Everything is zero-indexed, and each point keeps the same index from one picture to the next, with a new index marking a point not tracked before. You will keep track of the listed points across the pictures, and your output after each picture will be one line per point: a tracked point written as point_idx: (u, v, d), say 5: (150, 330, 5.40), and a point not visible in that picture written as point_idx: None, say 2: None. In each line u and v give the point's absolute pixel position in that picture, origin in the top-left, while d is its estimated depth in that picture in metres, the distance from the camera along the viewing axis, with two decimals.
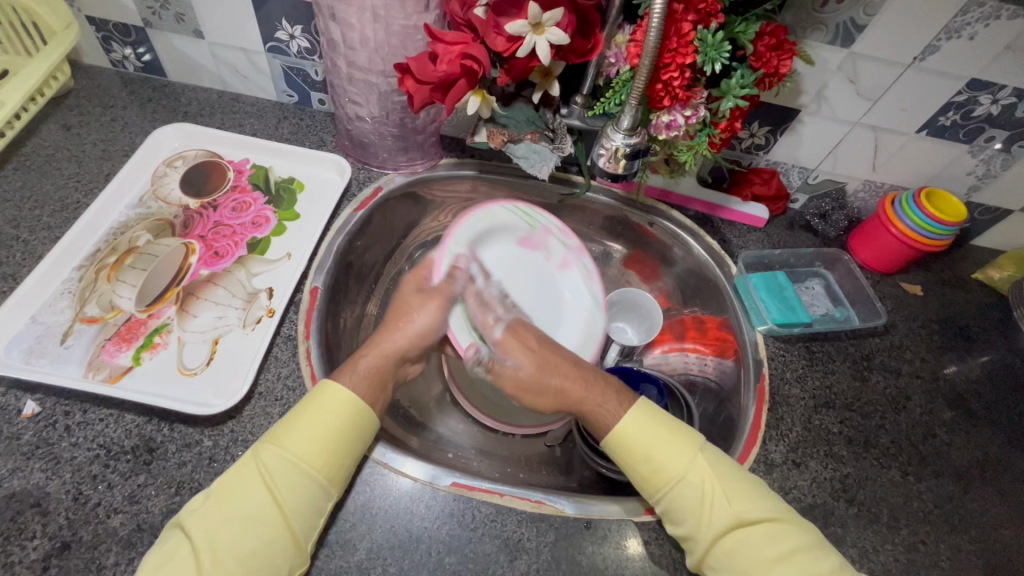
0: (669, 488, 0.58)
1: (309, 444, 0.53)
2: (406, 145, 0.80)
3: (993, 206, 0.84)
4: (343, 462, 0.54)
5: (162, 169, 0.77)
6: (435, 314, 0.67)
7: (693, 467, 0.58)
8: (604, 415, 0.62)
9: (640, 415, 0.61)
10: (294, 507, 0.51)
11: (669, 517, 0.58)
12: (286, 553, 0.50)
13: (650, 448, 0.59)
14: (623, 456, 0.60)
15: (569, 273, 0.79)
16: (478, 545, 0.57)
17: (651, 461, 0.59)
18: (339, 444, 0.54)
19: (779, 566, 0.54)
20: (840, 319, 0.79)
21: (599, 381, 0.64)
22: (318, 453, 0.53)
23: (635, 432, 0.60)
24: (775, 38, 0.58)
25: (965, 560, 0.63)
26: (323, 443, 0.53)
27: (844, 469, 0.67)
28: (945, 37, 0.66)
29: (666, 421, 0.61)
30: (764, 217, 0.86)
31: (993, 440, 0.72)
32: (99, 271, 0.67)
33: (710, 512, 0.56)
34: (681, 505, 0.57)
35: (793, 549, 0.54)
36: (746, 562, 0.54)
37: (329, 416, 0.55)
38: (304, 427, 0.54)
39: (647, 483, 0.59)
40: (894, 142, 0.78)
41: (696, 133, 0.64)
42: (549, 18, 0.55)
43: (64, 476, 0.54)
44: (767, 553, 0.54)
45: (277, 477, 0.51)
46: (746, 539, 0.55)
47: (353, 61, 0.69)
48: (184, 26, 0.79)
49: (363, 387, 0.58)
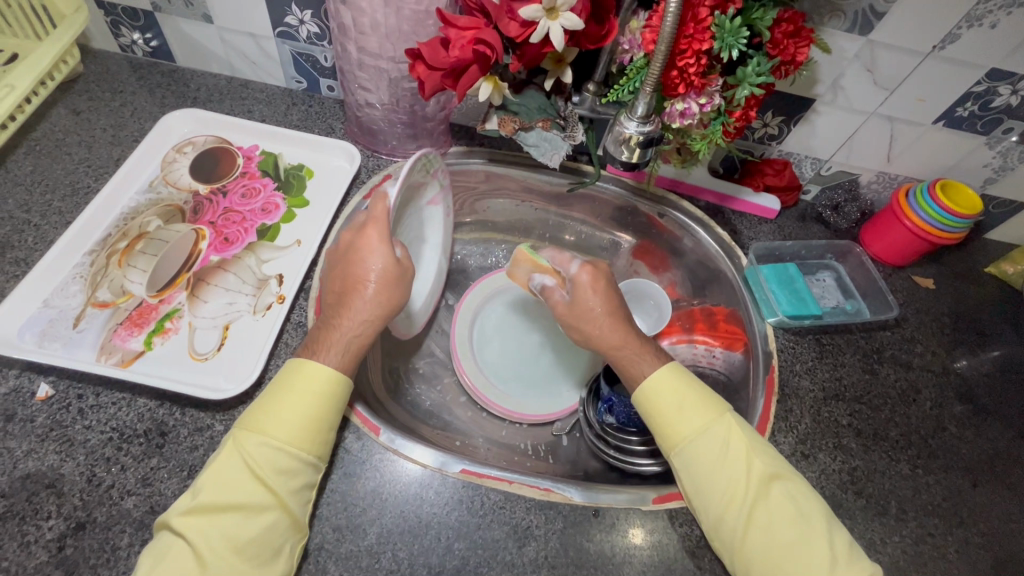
0: (694, 443, 0.59)
1: (293, 415, 0.54)
2: (416, 133, 0.80)
3: (1008, 199, 0.84)
4: (325, 434, 0.55)
5: (171, 154, 0.77)
6: (392, 258, 0.61)
7: (719, 424, 0.60)
8: (638, 364, 0.64)
9: (671, 375, 0.63)
10: (288, 485, 0.52)
11: (689, 475, 0.59)
12: (287, 531, 0.51)
13: (679, 401, 0.61)
14: (649, 409, 0.62)
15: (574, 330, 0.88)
16: (486, 532, 0.57)
17: (675, 418, 0.61)
18: (317, 404, 0.55)
19: (794, 526, 0.55)
20: (851, 312, 0.79)
21: (641, 339, 0.66)
22: (306, 421, 0.54)
23: (663, 387, 0.62)
24: (793, 25, 0.58)
25: (972, 554, 0.63)
26: (303, 423, 0.54)
27: (854, 461, 0.67)
28: (966, 25, 0.64)
29: (694, 385, 0.63)
30: (776, 208, 0.85)
31: (1003, 434, 0.71)
32: (110, 256, 0.67)
33: (732, 467, 0.58)
34: (702, 464, 0.58)
35: (809, 510, 0.56)
36: (765, 520, 0.56)
37: (307, 384, 0.55)
38: (287, 394, 0.55)
39: (665, 440, 0.61)
40: (910, 132, 0.77)
41: (711, 121, 0.63)
42: (564, 2, 0.54)
43: (77, 458, 0.55)
44: (784, 511, 0.56)
45: (265, 462, 0.51)
46: (766, 497, 0.57)
47: (365, 47, 0.68)
48: (193, 11, 0.79)
49: (340, 363, 0.58)
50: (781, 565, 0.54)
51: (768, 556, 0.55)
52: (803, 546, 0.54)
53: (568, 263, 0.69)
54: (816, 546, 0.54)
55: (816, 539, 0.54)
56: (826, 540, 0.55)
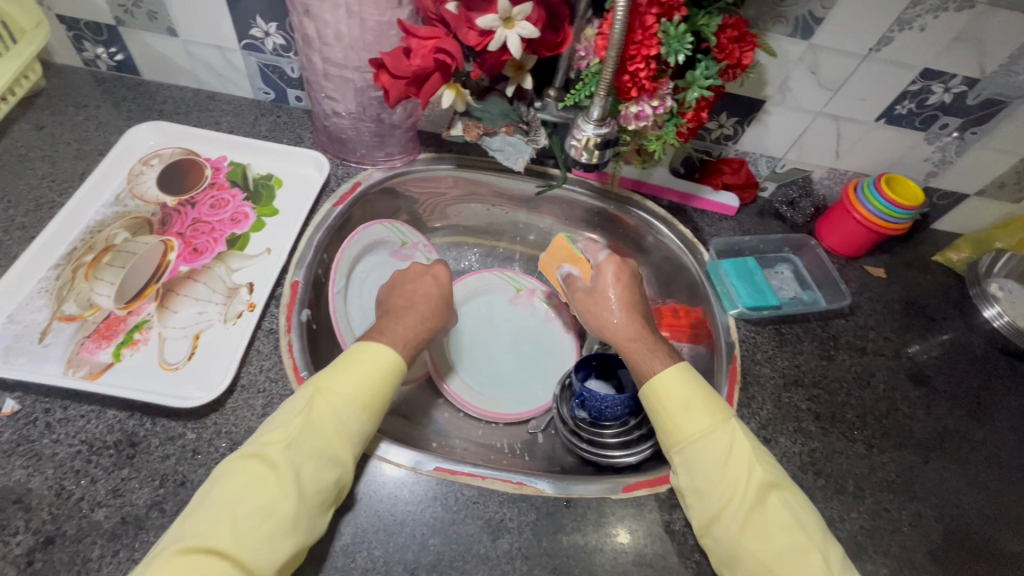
0: (698, 442, 0.60)
1: (350, 392, 0.57)
2: (384, 141, 0.82)
3: (950, 191, 0.89)
4: (356, 445, 0.56)
5: (138, 167, 0.77)
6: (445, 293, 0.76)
7: (725, 428, 0.61)
8: (652, 363, 0.68)
9: (685, 376, 0.65)
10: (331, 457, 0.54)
11: (688, 472, 0.60)
12: (307, 537, 0.51)
13: (688, 401, 0.63)
14: (657, 404, 0.64)
15: (550, 327, 0.92)
16: (460, 527, 0.58)
17: (681, 416, 0.62)
18: (373, 389, 0.59)
19: (789, 534, 0.55)
20: (808, 302, 0.83)
21: (652, 336, 0.73)
22: (362, 403, 0.57)
23: (674, 384, 0.64)
24: (737, 30, 0.61)
25: (926, 526, 0.66)
26: (342, 433, 0.55)
27: (813, 443, 0.70)
28: (898, 28, 0.69)
29: (704, 390, 0.64)
30: (734, 205, 0.88)
31: (951, 412, 0.76)
32: (76, 269, 0.67)
33: (733, 471, 0.58)
34: (703, 463, 0.59)
35: (805, 520, 0.57)
36: (761, 524, 0.56)
37: (367, 366, 0.60)
38: (348, 369, 0.59)
39: (670, 438, 0.62)
40: (855, 130, 0.81)
41: (664, 123, 0.66)
42: (519, 12, 0.57)
43: (46, 472, 0.54)
44: (780, 518, 0.56)
45: (305, 466, 0.52)
46: (767, 502, 0.57)
47: (329, 57, 0.70)
48: (157, 24, 0.79)
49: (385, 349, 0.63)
50: (771, 568, 0.54)
51: (759, 558, 0.55)
52: (796, 556, 0.54)
53: (596, 253, 0.81)
54: (810, 557, 0.54)
55: (811, 551, 0.54)
56: (820, 552, 0.55)
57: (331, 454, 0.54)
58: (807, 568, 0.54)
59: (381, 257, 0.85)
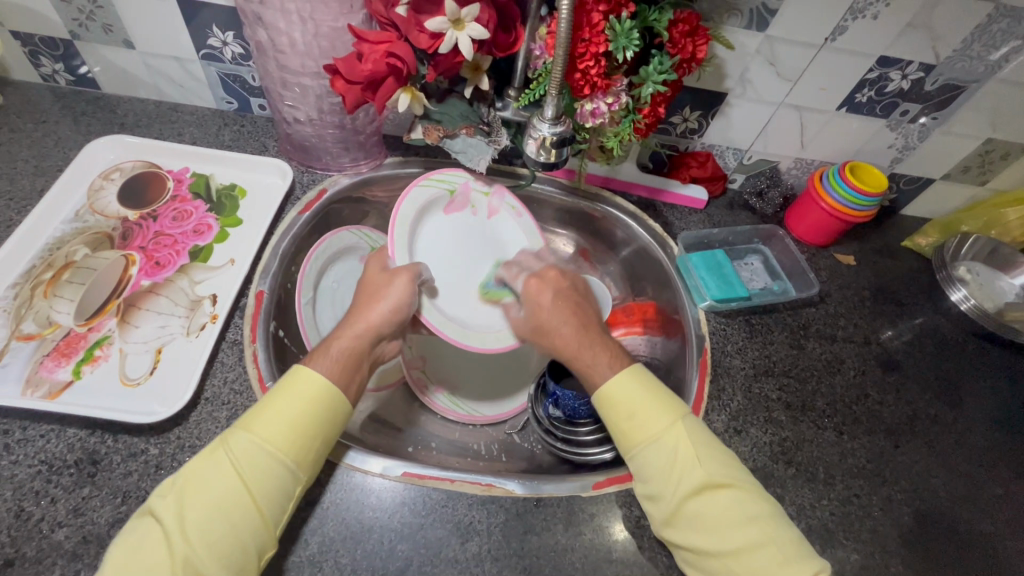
0: (648, 447, 0.59)
1: (248, 450, 0.52)
2: (348, 146, 0.81)
3: (916, 176, 0.90)
4: (226, 514, 0.49)
5: (98, 182, 0.76)
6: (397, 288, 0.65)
7: (669, 434, 0.59)
8: (597, 370, 0.65)
9: (631, 381, 0.62)
10: (213, 541, 0.48)
11: (643, 475, 0.59)
12: None
13: (633, 407, 0.61)
14: (610, 410, 0.62)
15: (498, 218, 0.84)
16: (429, 531, 0.58)
17: (633, 419, 0.61)
18: (257, 434, 0.52)
19: (744, 532, 0.54)
20: (778, 292, 0.83)
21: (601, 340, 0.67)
22: (246, 453, 0.51)
23: (623, 390, 0.62)
24: (688, 25, 0.61)
25: (895, 510, 0.66)
26: (210, 498, 0.49)
27: (783, 433, 0.71)
28: (851, 17, 0.69)
29: (657, 392, 0.63)
30: (703, 199, 0.89)
31: (921, 396, 0.76)
32: (35, 287, 0.66)
33: (684, 471, 0.57)
34: (655, 468, 0.58)
35: (759, 516, 0.55)
36: (710, 528, 0.55)
37: (267, 403, 0.55)
38: (260, 412, 0.54)
39: (624, 442, 0.61)
40: (817, 119, 0.82)
41: (622, 119, 0.66)
42: (467, 13, 0.57)
43: (4, 494, 0.53)
44: (735, 517, 0.55)
45: (161, 538, 0.48)
46: (712, 506, 0.56)
47: (286, 65, 0.69)
48: (113, 37, 0.78)
49: (332, 370, 0.58)
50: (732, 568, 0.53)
51: (720, 557, 0.54)
52: (750, 553, 0.53)
53: (516, 279, 0.76)
54: (766, 552, 0.53)
55: (768, 546, 0.53)
56: (778, 540, 0.54)
57: (220, 537, 0.48)
58: (765, 562, 0.53)
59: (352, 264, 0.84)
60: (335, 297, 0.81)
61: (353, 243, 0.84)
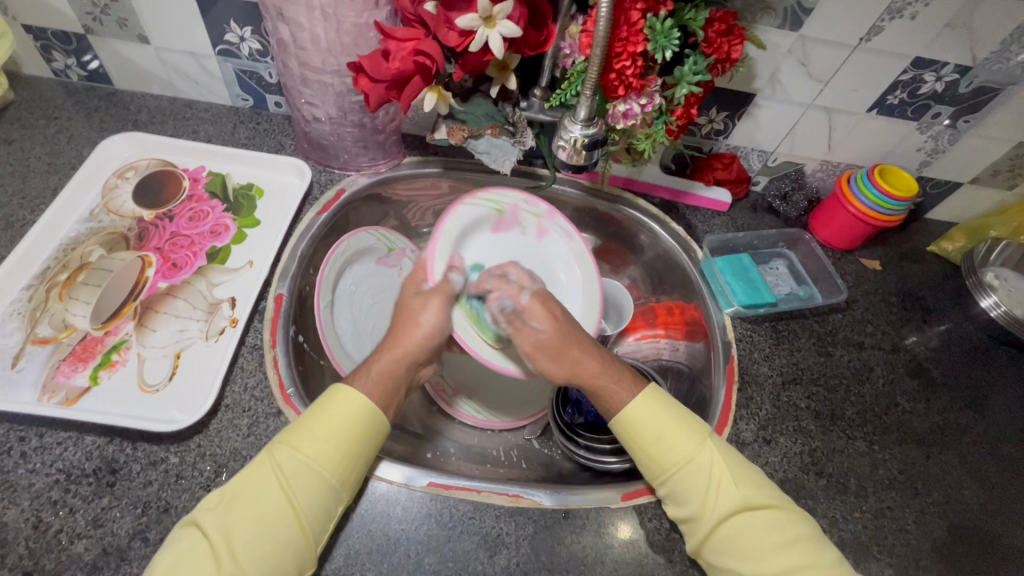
0: (680, 467, 0.58)
1: (291, 470, 0.51)
2: (367, 146, 0.79)
3: (944, 179, 0.88)
4: (273, 533, 0.48)
5: (112, 180, 0.75)
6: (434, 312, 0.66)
7: (702, 452, 0.58)
8: (617, 392, 0.63)
9: (655, 401, 0.61)
10: (263, 563, 0.47)
11: (676, 495, 0.58)
12: None
13: (662, 425, 0.60)
14: (634, 429, 0.61)
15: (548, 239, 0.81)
16: (456, 544, 0.56)
17: (664, 439, 0.59)
18: (299, 453, 0.52)
19: (780, 553, 0.53)
20: (804, 297, 0.81)
21: (617, 366, 0.65)
22: (289, 473, 0.51)
23: (649, 409, 0.60)
24: (725, 24, 0.60)
25: (929, 523, 0.65)
26: (254, 517, 0.48)
27: (813, 443, 0.69)
28: (888, 17, 0.67)
29: (682, 410, 0.61)
30: (728, 200, 0.87)
31: (952, 406, 0.75)
32: (50, 290, 0.64)
33: (718, 492, 0.56)
34: (689, 488, 0.57)
35: (796, 537, 0.54)
36: (744, 550, 0.54)
37: (306, 422, 0.54)
38: (300, 432, 0.53)
39: (654, 460, 0.59)
40: (846, 121, 0.80)
41: (654, 120, 0.65)
42: (499, 11, 0.55)
43: (22, 504, 0.52)
44: (771, 539, 0.54)
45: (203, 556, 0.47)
46: (746, 528, 0.55)
47: (306, 61, 0.67)
48: (128, 31, 0.76)
49: (375, 391, 0.58)
50: None
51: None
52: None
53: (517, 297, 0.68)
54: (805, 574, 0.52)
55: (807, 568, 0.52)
56: (817, 563, 0.53)
57: (265, 553, 0.47)
58: None
59: (369, 266, 0.83)
60: (352, 300, 0.80)
61: (370, 244, 0.82)
